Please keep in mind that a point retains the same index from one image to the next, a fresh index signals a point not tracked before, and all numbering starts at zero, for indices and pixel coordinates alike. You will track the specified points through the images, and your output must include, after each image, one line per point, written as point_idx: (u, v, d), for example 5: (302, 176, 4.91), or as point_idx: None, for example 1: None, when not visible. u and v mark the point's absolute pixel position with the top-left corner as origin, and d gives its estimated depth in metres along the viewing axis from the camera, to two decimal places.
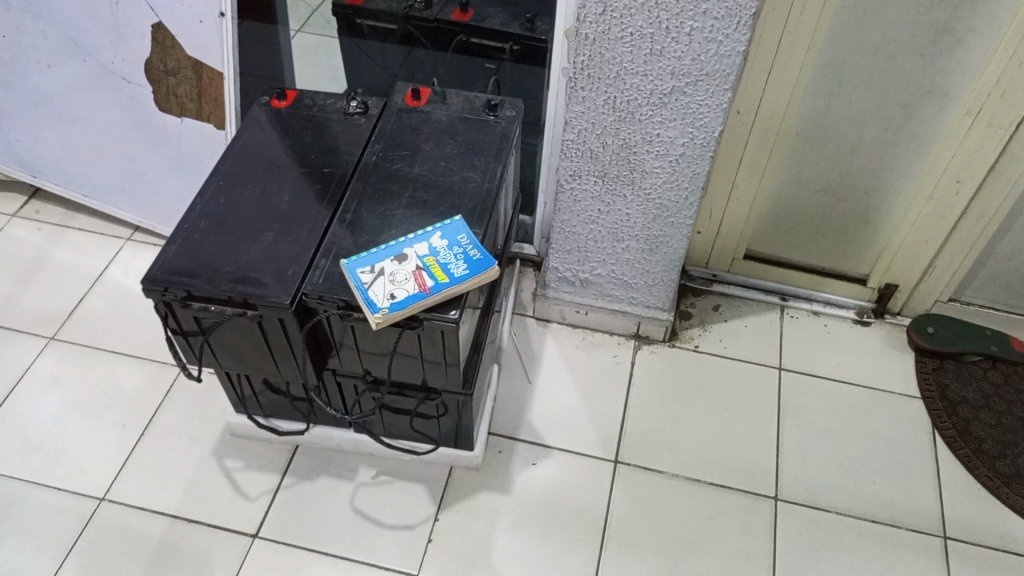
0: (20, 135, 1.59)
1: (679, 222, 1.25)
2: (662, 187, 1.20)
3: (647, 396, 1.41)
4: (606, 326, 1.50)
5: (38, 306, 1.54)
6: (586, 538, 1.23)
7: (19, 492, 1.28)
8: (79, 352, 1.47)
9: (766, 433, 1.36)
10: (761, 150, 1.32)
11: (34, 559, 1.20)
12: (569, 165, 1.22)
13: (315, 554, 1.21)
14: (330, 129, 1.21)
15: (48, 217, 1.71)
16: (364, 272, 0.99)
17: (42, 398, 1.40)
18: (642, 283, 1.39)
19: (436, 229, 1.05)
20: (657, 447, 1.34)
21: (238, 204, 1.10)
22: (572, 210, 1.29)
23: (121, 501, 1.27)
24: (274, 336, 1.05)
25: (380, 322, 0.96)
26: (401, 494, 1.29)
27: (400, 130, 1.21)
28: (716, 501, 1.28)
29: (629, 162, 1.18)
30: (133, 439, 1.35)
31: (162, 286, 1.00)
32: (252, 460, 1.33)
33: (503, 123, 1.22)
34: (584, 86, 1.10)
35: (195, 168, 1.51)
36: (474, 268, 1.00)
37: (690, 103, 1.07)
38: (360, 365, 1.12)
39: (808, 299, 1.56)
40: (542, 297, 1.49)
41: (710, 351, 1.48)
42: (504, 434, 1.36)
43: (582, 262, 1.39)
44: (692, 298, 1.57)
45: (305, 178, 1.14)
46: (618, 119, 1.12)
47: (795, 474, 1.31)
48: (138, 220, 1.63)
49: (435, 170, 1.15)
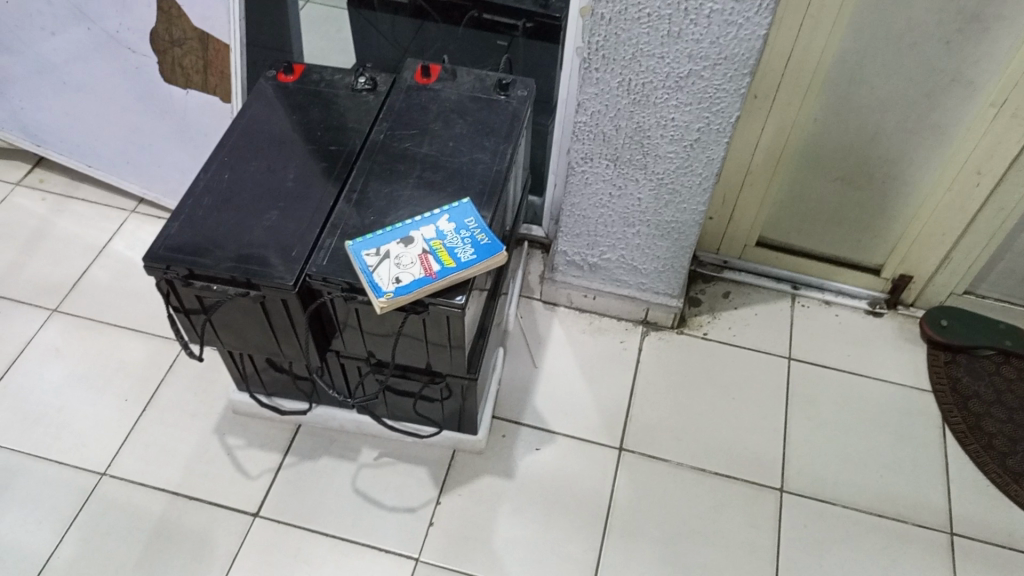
0: (25, 103, 1.57)
1: (692, 208, 1.23)
2: (676, 171, 1.18)
3: (654, 383, 1.40)
4: (613, 311, 1.48)
5: (41, 276, 1.53)
6: (588, 525, 1.22)
7: (21, 464, 1.27)
8: (82, 324, 1.46)
9: (772, 423, 1.35)
10: (778, 137, 1.29)
11: (34, 533, 1.20)
12: (581, 148, 1.19)
13: (316, 534, 1.21)
14: (337, 105, 1.18)
15: (52, 186, 1.69)
16: (369, 255, 0.97)
17: (45, 370, 1.39)
18: (653, 269, 1.37)
19: (444, 212, 1.02)
20: (662, 435, 1.33)
21: (242, 180, 1.08)
22: (582, 192, 1.27)
23: (123, 476, 1.26)
24: (277, 315, 1.04)
25: (385, 307, 0.94)
26: (403, 476, 1.28)
27: (408, 108, 1.18)
28: (720, 491, 1.26)
29: (642, 145, 1.15)
30: (135, 413, 1.34)
31: (164, 263, 0.99)
32: (254, 438, 1.32)
33: (514, 103, 1.19)
34: (598, 67, 1.07)
35: (200, 140, 1.49)
36: (482, 253, 0.98)
37: (707, 87, 1.05)
38: (364, 347, 1.10)
39: (819, 288, 1.53)
40: (550, 280, 1.47)
41: (719, 338, 1.46)
42: (508, 418, 1.35)
43: (591, 246, 1.37)
44: (702, 284, 1.54)
45: (311, 156, 1.11)
46: (633, 102, 1.10)
47: (801, 466, 1.29)
48: (143, 191, 1.62)
49: (444, 150, 1.12)
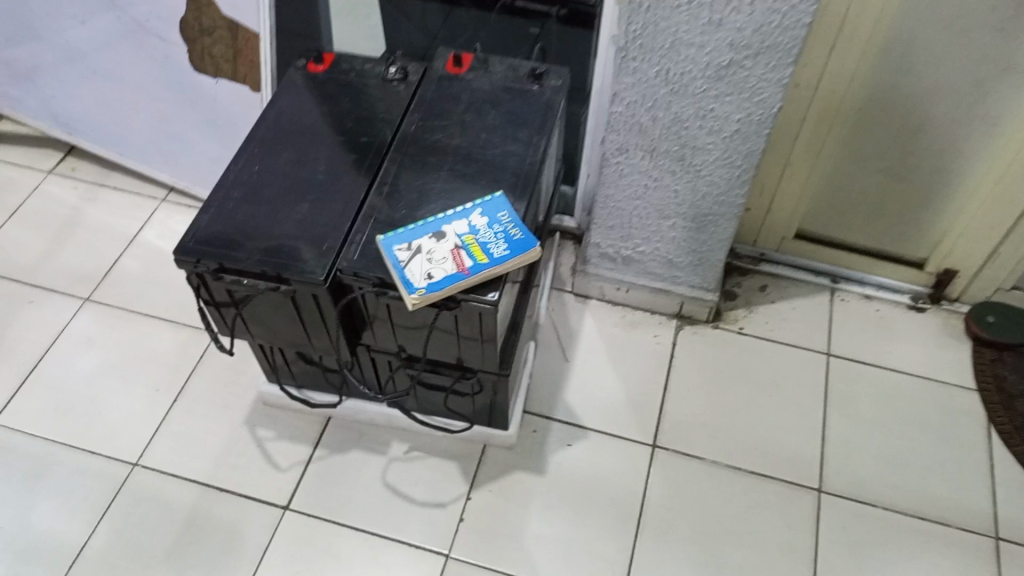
0: (57, 92, 1.58)
1: (730, 200, 1.19)
2: (714, 163, 1.15)
3: (687, 378, 1.37)
4: (647, 304, 1.45)
5: (74, 265, 1.53)
6: (620, 523, 1.21)
7: (54, 453, 1.28)
8: (114, 313, 1.46)
9: (810, 421, 1.31)
10: (820, 126, 1.25)
11: (68, 522, 1.21)
12: (616, 138, 1.16)
13: (345, 528, 1.20)
14: (368, 95, 1.16)
15: (84, 175, 1.69)
16: (401, 249, 0.96)
17: (77, 359, 1.40)
18: (688, 263, 1.34)
19: (477, 206, 1.00)
20: (696, 432, 1.30)
21: (273, 172, 1.07)
22: (617, 184, 1.24)
23: (154, 467, 1.27)
24: (307, 310, 1.03)
25: (416, 303, 0.93)
26: (432, 471, 1.27)
27: (440, 98, 1.16)
28: (756, 491, 1.24)
29: (680, 137, 1.12)
30: (166, 404, 1.34)
31: (195, 257, 0.99)
32: (284, 430, 1.31)
33: (548, 93, 1.16)
34: (635, 56, 1.04)
35: (230, 130, 1.48)
36: (515, 249, 0.95)
37: (749, 77, 1.01)
38: (394, 342, 1.09)
39: (860, 282, 1.49)
40: (582, 273, 1.44)
41: (755, 333, 1.43)
42: (539, 413, 1.33)
43: (625, 239, 1.34)
44: (738, 277, 1.51)
45: (341, 147, 1.10)
46: (671, 92, 1.07)
47: (839, 466, 1.26)
48: (173, 180, 1.62)
49: (476, 142, 1.10)
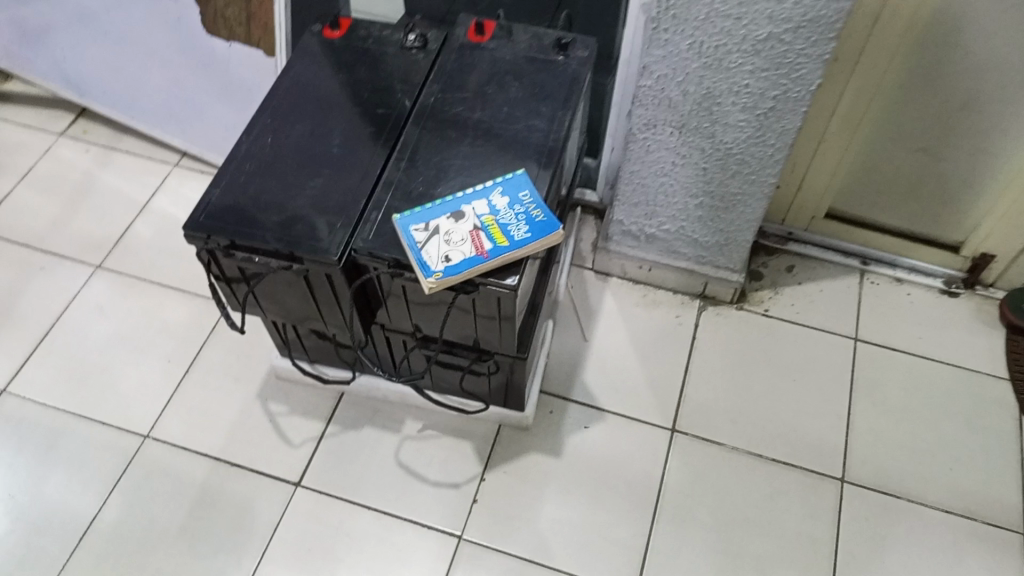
0: (68, 53, 1.54)
1: (761, 179, 1.15)
2: (746, 141, 1.10)
3: (709, 361, 1.33)
4: (670, 283, 1.41)
5: (85, 231, 1.51)
6: (637, 508, 1.18)
7: (65, 423, 1.27)
8: (126, 282, 1.44)
9: (834, 408, 1.28)
10: (858, 102, 1.19)
11: (80, 494, 1.20)
12: (644, 113, 1.11)
13: (358, 507, 1.19)
14: (385, 64, 1.11)
15: (95, 138, 1.66)
16: (418, 230, 0.92)
17: (89, 328, 1.38)
18: (714, 242, 1.29)
19: (497, 185, 0.96)
20: (717, 417, 1.27)
21: (286, 145, 1.03)
22: (643, 160, 1.19)
23: (166, 440, 1.25)
24: (321, 289, 1.00)
25: (433, 287, 0.89)
26: (446, 450, 1.24)
27: (460, 69, 1.11)
28: (777, 478, 1.21)
29: (711, 113, 1.07)
30: (178, 376, 1.32)
31: (205, 233, 0.96)
32: (296, 405, 1.29)
33: (574, 64, 1.10)
34: (667, 27, 0.99)
35: (244, 95, 1.43)
36: (537, 232, 0.91)
37: (787, 52, 0.96)
38: (410, 322, 1.06)
39: (891, 264, 1.44)
40: (603, 250, 1.40)
41: (781, 316, 1.38)
42: (556, 393, 1.30)
43: (649, 217, 1.29)
44: (764, 257, 1.46)
45: (358, 120, 1.06)
46: (704, 67, 1.01)
47: (864, 455, 1.23)
48: (187, 145, 1.58)
49: (498, 116, 1.05)
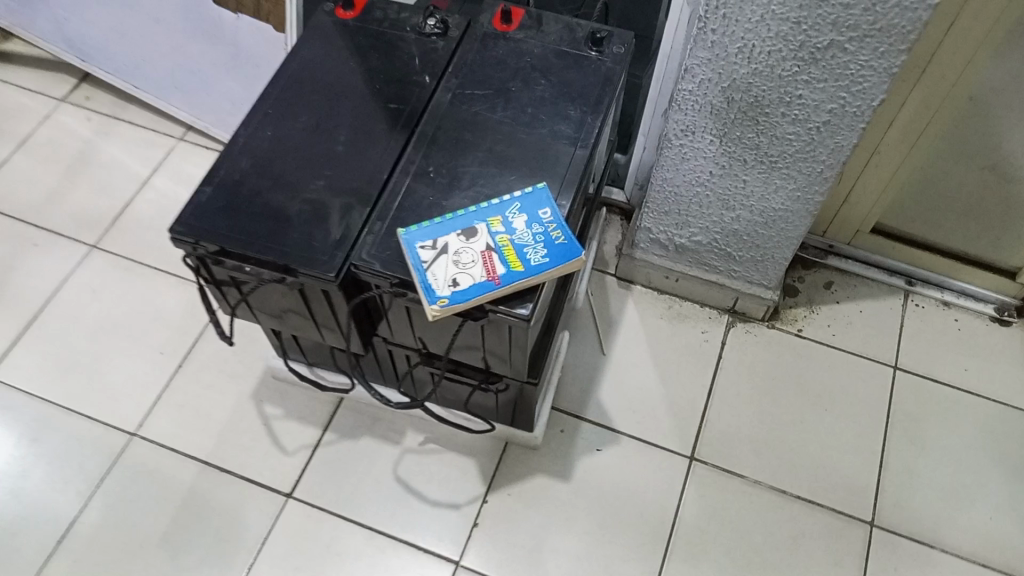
0: (68, 14, 1.44)
1: (807, 196, 1.04)
2: (794, 156, 0.99)
3: (736, 384, 1.24)
4: (698, 296, 1.31)
5: (81, 206, 1.43)
6: (649, 543, 1.10)
7: (50, 415, 1.20)
8: (120, 264, 1.36)
9: (868, 443, 1.19)
10: (921, 115, 1.08)
11: (61, 493, 1.14)
12: (683, 118, 1.01)
13: (351, 523, 1.12)
14: (401, 51, 1.01)
15: (97, 105, 1.57)
16: (424, 248, 0.83)
17: (80, 312, 1.31)
18: (749, 258, 1.19)
19: (515, 199, 0.86)
20: (741, 446, 1.18)
21: (286, 140, 0.93)
22: (677, 168, 1.09)
23: (154, 439, 1.18)
24: (318, 303, 0.91)
25: (438, 315, 0.80)
26: (449, 467, 1.17)
27: (483, 62, 1.00)
28: (801, 518, 1.12)
29: (758, 123, 0.96)
30: (170, 369, 1.25)
31: (192, 237, 0.87)
32: (294, 409, 1.22)
33: (608, 62, 1.00)
34: (715, 27, 0.87)
35: (251, 71, 1.33)
36: (556, 257, 0.81)
37: (850, 62, 0.84)
38: (414, 338, 0.97)
39: (938, 286, 1.33)
40: (628, 257, 1.30)
41: (816, 338, 1.28)
42: (569, 411, 1.21)
43: (680, 227, 1.19)
44: (801, 271, 1.35)
45: (366, 115, 0.96)
46: (753, 72, 0.90)
47: (897, 497, 1.14)
48: (192, 118, 1.50)
49: (520, 118, 0.95)
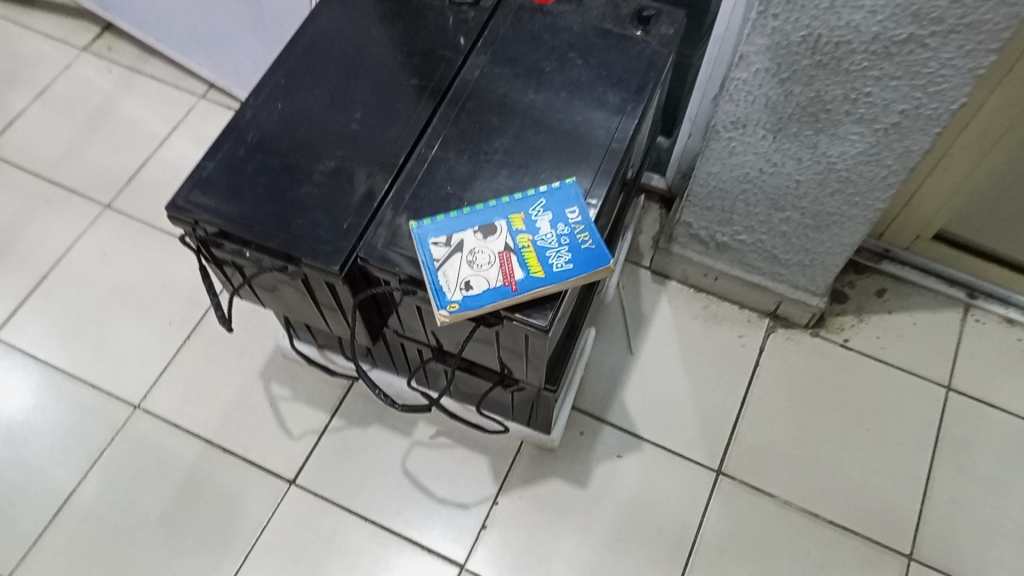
0: None
1: (867, 202, 0.94)
2: (855, 158, 0.89)
3: (771, 395, 1.16)
4: (737, 296, 1.22)
5: (98, 163, 1.38)
6: (666, 561, 1.04)
7: (53, 383, 1.17)
8: (134, 226, 1.31)
9: (911, 469, 1.10)
10: (1002, 118, 0.97)
11: (61, 464, 1.11)
12: (734, 110, 0.91)
13: (354, 516, 1.07)
14: (427, 22, 0.92)
15: (120, 56, 1.51)
16: (437, 244, 0.75)
17: (90, 276, 1.26)
18: (796, 261, 1.10)
19: (540, 195, 0.78)
20: (772, 462, 1.11)
21: (298, 115, 0.86)
22: (724, 161, 0.99)
23: (157, 414, 1.14)
24: (323, 293, 0.85)
25: (447, 320, 0.72)
26: (459, 464, 1.11)
27: (517, 38, 0.91)
28: (831, 546, 1.05)
29: (817, 120, 0.86)
30: (178, 342, 1.21)
31: (191, 218, 0.81)
32: (302, 391, 1.16)
33: (655, 43, 0.90)
34: (777, 13, 0.77)
35: (273, 31, 1.25)
36: (581, 264, 0.73)
37: (930, 60, 0.74)
38: (425, 334, 0.91)
39: (1003, 301, 1.22)
40: (664, 250, 1.21)
41: (862, 350, 1.19)
42: (590, 412, 1.14)
43: (723, 224, 1.10)
44: (852, 275, 1.25)
45: (385, 91, 0.88)
46: (816, 65, 0.80)
47: (938, 530, 1.05)
48: (213, 76, 1.43)
49: (553, 103, 0.86)
